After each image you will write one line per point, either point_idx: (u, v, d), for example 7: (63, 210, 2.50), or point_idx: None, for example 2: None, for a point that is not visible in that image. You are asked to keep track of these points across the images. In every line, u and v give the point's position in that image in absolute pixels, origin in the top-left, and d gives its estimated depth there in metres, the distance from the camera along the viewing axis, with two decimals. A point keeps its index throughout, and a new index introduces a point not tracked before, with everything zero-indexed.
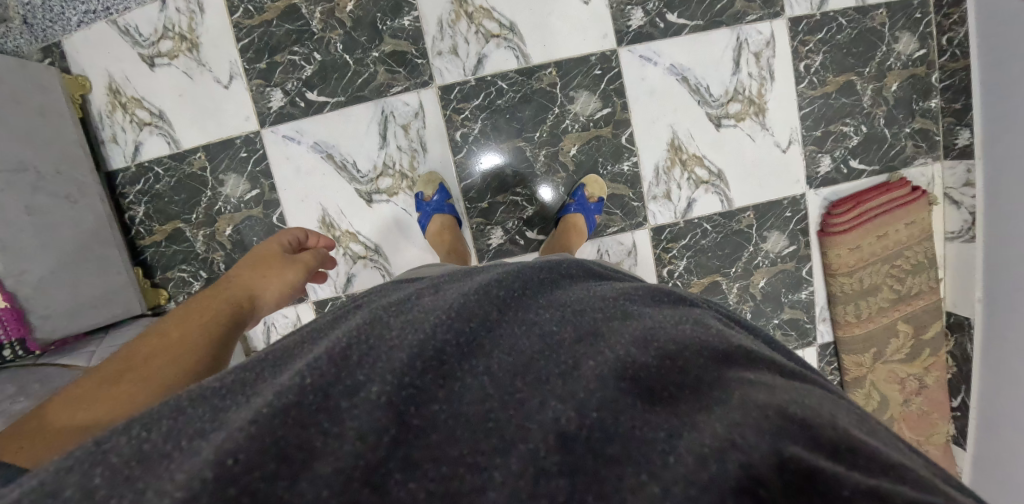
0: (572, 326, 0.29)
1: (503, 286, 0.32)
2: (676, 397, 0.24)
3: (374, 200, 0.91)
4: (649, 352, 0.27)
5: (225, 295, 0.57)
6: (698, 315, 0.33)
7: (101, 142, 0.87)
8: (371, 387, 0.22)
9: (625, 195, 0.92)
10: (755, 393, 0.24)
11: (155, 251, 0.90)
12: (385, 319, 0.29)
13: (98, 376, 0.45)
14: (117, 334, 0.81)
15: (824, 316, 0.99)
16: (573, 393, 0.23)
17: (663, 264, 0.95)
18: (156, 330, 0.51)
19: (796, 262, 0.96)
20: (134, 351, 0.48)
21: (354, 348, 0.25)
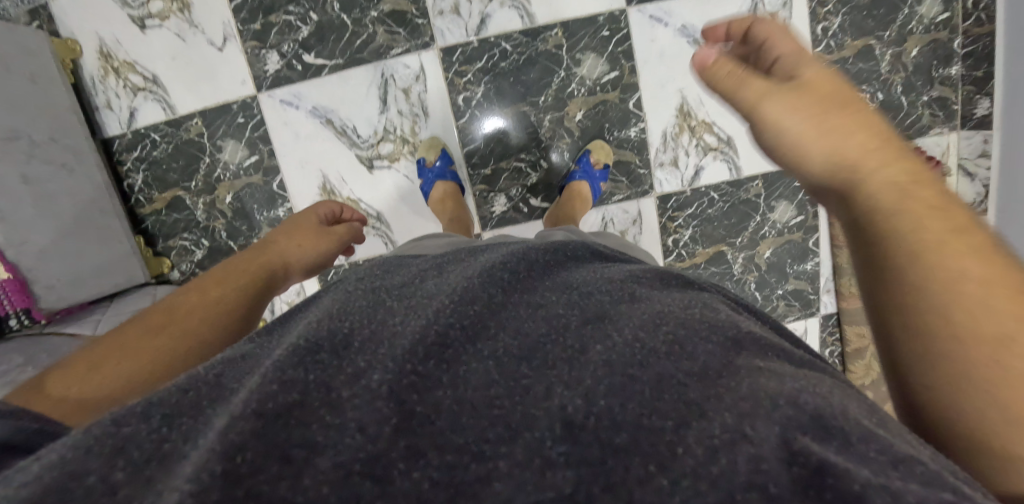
0: (579, 309, 0.29)
1: (507, 270, 0.31)
2: (686, 383, 0.23)
3: (375, 166, 0.89)
4: (657, 338, 0.26)
5: (259, 258, 0.55)
6: (706, 298, 0.32)
7: (95, 109, 0.85)
8: (373, 374, 0.22)
9: (631, 162, 0.91)
10: (767, 379, 0.23)
11: (156, 219, 0.90)
12: (387, 304, 0.28)
13: (131, 326, 0.42)
14: (122, 303, 0.82)
15: (830, 287, 0.96)
16: (579, 380, 0.23)
17: (668, 234, 0.94)
18: (188, 288, 0.48)
19: (802, 233, 0.93)
20: (168, 306, 0.45)
21: (355, 337, 0.25)
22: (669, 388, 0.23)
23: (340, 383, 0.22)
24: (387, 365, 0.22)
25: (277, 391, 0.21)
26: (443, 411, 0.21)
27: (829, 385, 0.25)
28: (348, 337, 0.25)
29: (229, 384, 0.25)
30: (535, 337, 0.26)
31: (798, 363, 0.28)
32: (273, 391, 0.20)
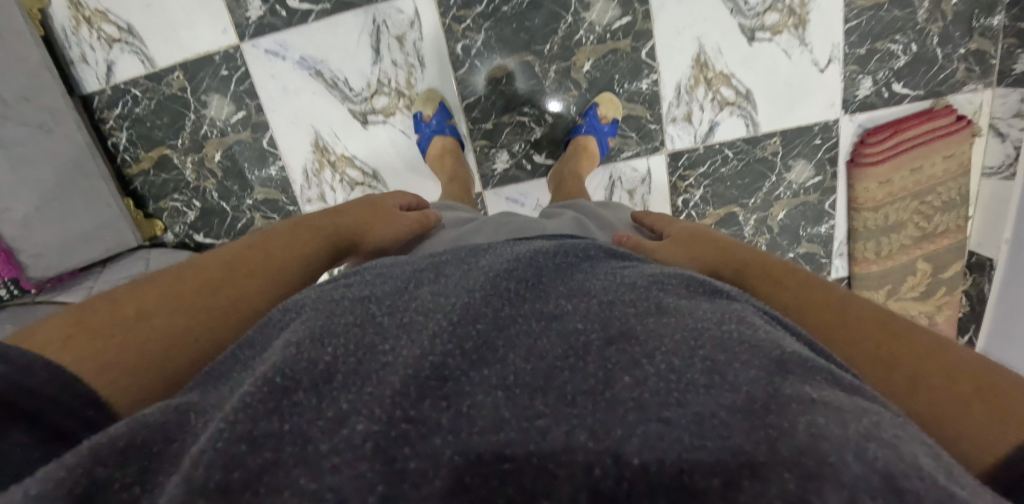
0: (598, 325, 0.26)
1: (514, 280, 0.29)
2: (727, 424, 0.20)
3: (370, 122, 0.83)
4: (692, 367, 0.23)
5: (328, 229, 0.50)
6: (738, 310, 0.29)
7: (70, 63, 0.79)
8: (359, 424, 0.18)
9: (642, 117, 0.84)
10: (825, 420, 0.20)
11: (144, 180, 0.86)
12: (379, 319, 0.25)
13: (185, 277, 0.38)
14: (116, 270, 0.79)
15: (841, 252, 0.93)
16: (602, 428, 0.19)
17: (678, 194, 0.88)
18: (251, 245, 0.44)
19: (818, 194, 0.88)
20: (227, 263, 0.41)
21: (340, 367, 0.22)
22: (710, 433, 0.19)
23: (320, 434, 0.18)
24: (375, 411, 0.19)
25: (244, 449, 0.17)
26: (442, 467, 0.17)
27: (891, 426, 0.21)
28: (331, 367, 0.21)
29: (198, 418, 0.22)
30: (551, 361, 0.23)
31: (850, 389, 0.24)
32: (239, 451, 0.17)
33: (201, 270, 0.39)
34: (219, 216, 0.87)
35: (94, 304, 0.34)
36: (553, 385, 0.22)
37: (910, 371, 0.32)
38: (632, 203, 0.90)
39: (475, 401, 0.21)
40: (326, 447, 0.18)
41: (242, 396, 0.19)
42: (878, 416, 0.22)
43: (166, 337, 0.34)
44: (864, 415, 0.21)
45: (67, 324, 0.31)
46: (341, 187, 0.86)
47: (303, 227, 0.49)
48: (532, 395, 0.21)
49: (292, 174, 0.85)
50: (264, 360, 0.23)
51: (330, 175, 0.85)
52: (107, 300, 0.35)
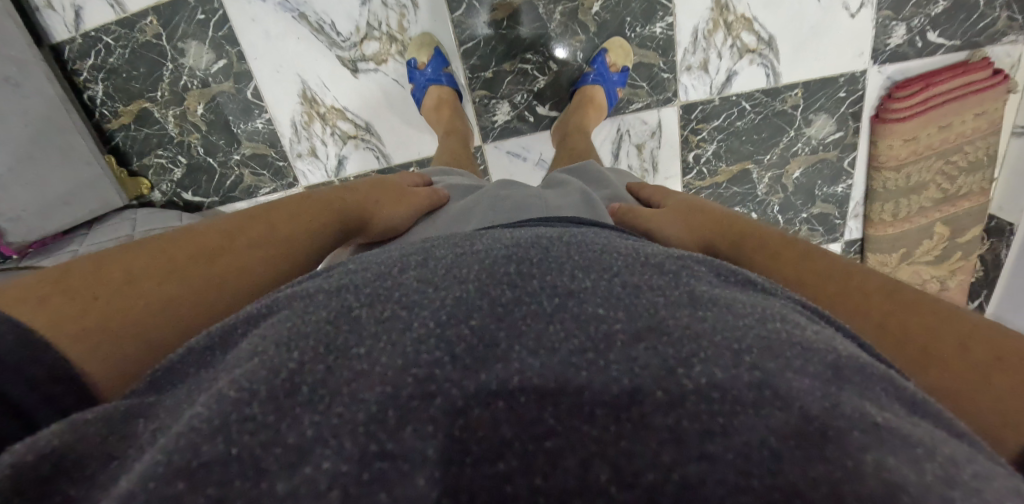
0: (622, 312, 0.22)
1: (516, 263, 0.26)
2: (780, 454, 0.17)
3: (360, 70, 0.76)
4: (739, 379, 0.19)
5: (344, 198, 0.46)
6: (776, 306, 0.26)
7: (34, 8, 0.70)
8: (325, 460, 0.15)
9: (653, 65, 0.76)
10: (894, 459, 0.17)
11: (126, 136, 0.78)
12: (355, 314, 0.22)
13: (184, 239, 0.34)
14: (100, 234, 0.74)
15: (857, 213, 0.87)
16: (626, 466, 0.16)
17: (690, 149, 0.82)
18: (257, 212, 0.40)
19: (838, 151, 0.81)
20: (229, 230, 0.37)
21: (306, 379, 0.18)
22: (758, 468, 0.16)
23: (277, 468, 0.15)
24: (345, 444, 0.16)
25: (183, 488, 0.14)
26: None
27: (971, 460, 0.18)
28: (296, 379, 0.18)
29: (147, 427, 0.18)
30: (564, 356, 0.20)
31: (911, 409, 0.21)
32: (176, 492, 0.14)
33: (200, 233, 0.35)
34: (207, 173, 0.81)
35: (80, 261, 0.30)
36: (567, 390, 0.18)
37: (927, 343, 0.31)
38: (640, 158, 0.83)
39: (471, 420, 0.17)
40: (284, 487, 0.15)
41: (184, 425, 0.16)
42: (944, 441, 0.19)
43: (156, 304, 0.30)
44: (931, 444, 0.18)
45: (43, 284, 0.27)
46: (333, 140, 0.80)
47: (317, 195, 0.45)
48: (542, 403, 0.18)
49: (281, 127, 0.79)
50: (226, 366, 0.20)
51: (320, 128, 0.79)
52: (96, 258, 0.31)
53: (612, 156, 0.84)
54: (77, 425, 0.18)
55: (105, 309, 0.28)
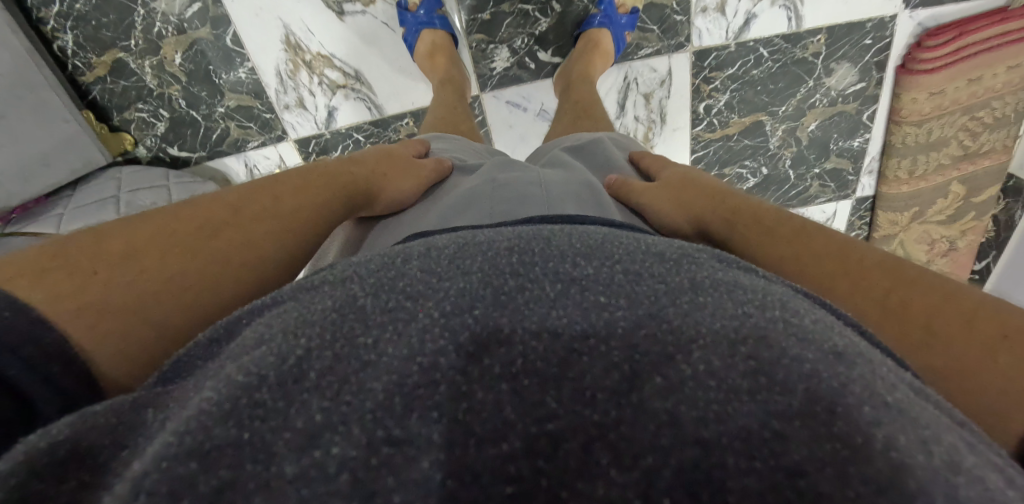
0: (624, 299, 0.22)
1: (516, 252, 0.25)
2: (783, 436, 0.17)
3: (346, 12, 0.73)
4: (735, 368, 0.19)
5: (352, 171, 0.45)
6: (777, 291, 0.26)
7: None
8: (334, 445, 0.15)
9: (666, 6, 0.72)
10: (901, 443, 0.17)
11: (103, 89, 0.73)
12: (359, 303, 0.22)
13: (186, 213, 0.34)
14: (84, 194, 0.71)
15: (871, 169, 0.86)
16: (628, 451, 0.16)
17: (701, 98, 0.78)
18: (262, 186, 0.39)
19: (858, 103, 0.79)
20: (232, 204, 0.36)
21: (310, 367, 0.18)
22: (760, 450, 0.17)
23: (286, 450, 0.15)
24: (353, 430, 0.16)
25: (195, 468, 0.14)
26: (435, 494, 0.15)
27: (968, 450, 0.19)
28: (301, 365, 0.18)
29: (155, 416, 0.18)
30: (566, 341, 0.20)
31: (910, 394, 0.21)
32: (189, 472, 0.14)
33: (204, 206, 0.35)
34: (191, 126, 0.78)
35: (81, 234, 0.30)
36: (569, 375, 0.18)
37: (932, 327, 0.31)
38: (648, 109, 0.80)
39: (476, 403, 0.17)
40: (292, 469, 0.15)
41: (192, 412, 0.16)
42: (936, 425, 0.19)
43: (154, 279, 0.29)
44: (925, 428, 0.19)
45: (44, 259, 0.27)
46: (320, 90, 0.78)
47: (325, 167, 0.44)
48: (546, 386, 0.18)
49: (265, 77, 0.75)
50: (232, 354, 0.20)
51: (306, 77, 0.76)
52: (97, 230, 0.31)
53: (618, 106, 0.81)
54: (91, 418, 0.18)
55: (103, 284, 0.28)
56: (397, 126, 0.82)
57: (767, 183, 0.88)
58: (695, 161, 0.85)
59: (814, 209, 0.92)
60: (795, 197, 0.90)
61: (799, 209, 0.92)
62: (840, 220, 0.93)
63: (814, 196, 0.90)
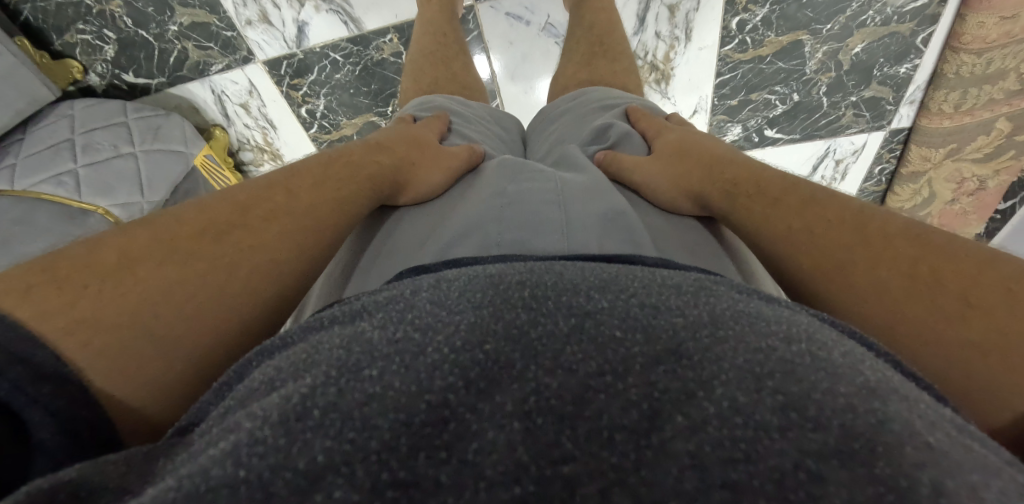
0: (641, 334, 0.22)
1: (529, 285, 0.25)
2: (820, 477, 0.16)
3: None
4: (762, 405, 0.18)
5: (364, 162, 0.46)
6: (804, 323, 0.26)
7: None
8: (335, 489, 0.15)
9: None
10: (947, 490, 0.16)
11: (34, 8, 0.75)
12: (370, 340, 0.22)
13: (188, 216, 0.35)
14: (36, 135, 0.75)
15: (914, 99, 0.83)
16: (648, 495, 0.15)
17: (735, 12, 0.76)
18: (272, 183, 0.40)
19: (915, 23, 0.74)
20: (237, 204, 0.37)
21: (317, 406, 0.18)
22: (796, 492, 0.15)
23: (287, 495, 0.15)
24: (358, 473, 0.15)
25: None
26: None
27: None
28: (309, 406, 0.18)
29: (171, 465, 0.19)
30: (582, 377, 0.19)
31: (951, 435, 0.20)
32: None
33: (202, 210, 0.35)
34: (143, 48, 0.81)
35: (81, 246, 0.31)
36: (585, 413, 0.18)
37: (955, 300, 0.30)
38: (671, 23, 0.79)
39: (486, 443, 0.16)
40: None
41: (206, 463, 0.16)
42: (981, 466, 0.18)
43: (152, 286, 0.30)
44: (972, 472, 0.17)
45: (40, 276, 0.29)
46: (286, 3, 0.77)
47: (336, 161, 0.45)
48: (560, 425, 0.17)
49: None
50: (247, 402, 0.21)
51: None
52: (97, 241, 0.32)
53: (639, 20, 0.80)
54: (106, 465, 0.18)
55: (100, 296, 0.29)
56: (378, 43, 0.81)
57: (795, 111, 0.86)
58: (720, 85, 0.84)
59: (843, 140, 0.90)
60: (824, 126, 0.88)
61: (827, 140, 0.90)
62: (869, 153, 0.91)
63: (845, 125, 0.88)
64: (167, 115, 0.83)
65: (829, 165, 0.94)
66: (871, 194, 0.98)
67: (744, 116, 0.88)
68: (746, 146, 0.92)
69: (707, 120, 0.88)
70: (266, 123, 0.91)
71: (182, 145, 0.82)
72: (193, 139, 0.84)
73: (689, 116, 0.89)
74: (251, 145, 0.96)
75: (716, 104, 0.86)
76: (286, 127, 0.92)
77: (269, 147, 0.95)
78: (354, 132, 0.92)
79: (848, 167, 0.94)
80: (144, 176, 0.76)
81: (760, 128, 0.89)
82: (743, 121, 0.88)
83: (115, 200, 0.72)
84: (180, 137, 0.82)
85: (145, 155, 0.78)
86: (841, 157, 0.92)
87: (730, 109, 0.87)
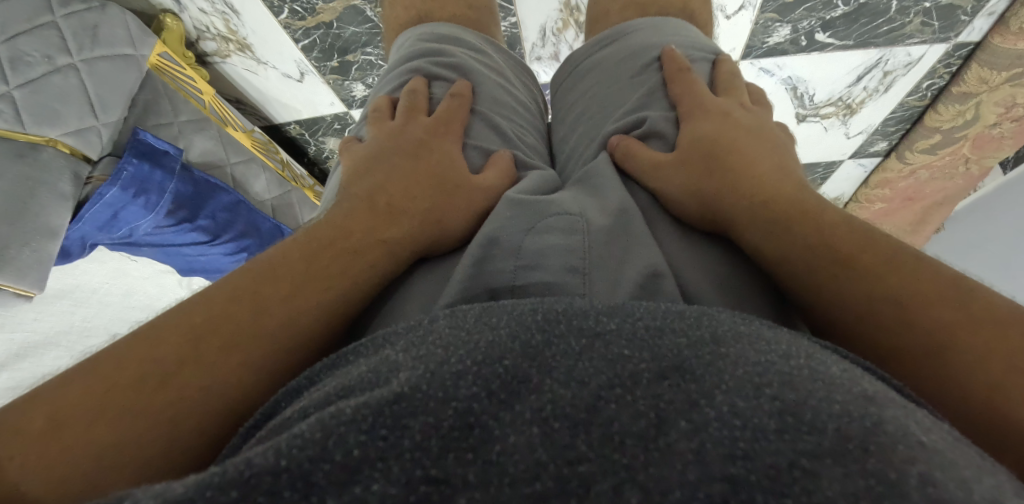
0: (647, 352, 0.23)
1: (538, 312, 0.26)
2: (814, 473, 0.17)
3: None
4: (761, 409, 0.19)
5: (370, 238, 0.43)
6: (803, 344, 0.26)
7: None
8: (373, 483, 0.17)
9: None
10: (943, 480, 0.17)
11: None
12: (393, 364, 0.23)
13: (160, 342, 0.34)
14: None
15: (993, 10, 0.75)
16: (656, 489, 0.17)
17: None
18: (256, 280, 0.39)
19: None
20: (196, 328, 0.35)
21: (353, 408, 0.20)
22: (791, 487, 0.16)
23: (327, 483, 0.17)
24: (392, 468, 0.17)
25: (236, 496, 0.16)
26: None
27: (1020, 496, 0.18)
28: (342, 410, 0.20)
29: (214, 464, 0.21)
30: (594, 388, 0.21)
31: (947, 439, 0.20)
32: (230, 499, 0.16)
33: (166, 335, 0.35)
34: None
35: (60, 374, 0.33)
36: (598, 420, 0.19)
37: None
38: None
39: (507, 445, 0.18)
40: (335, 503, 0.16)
41: (250, 456, 0.18)
42: (975, 465, 0.19)
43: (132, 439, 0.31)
44: (966, 469, 0.18)
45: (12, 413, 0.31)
46: None
47: (335, 239, 0.42)
48: (575, 430, 0.19)
49: None
50: (280, 423, 0.22)
51: None
52: (64, 378, 0.33)
53: None
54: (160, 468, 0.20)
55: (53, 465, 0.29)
56: None
57: (858, 14, 0.78)
58: None
59: (899, 51, 0.83)
60: (884, 34, 0.81)
61: (882, 49, 0.83)
62: (922, 67, 0.86)
63: (906, 35, 0.81)
64: (102, 8, 0.73)
65: (875, 76, 0.89)
66: (910, 109, 0.94)
67: (798, 16, 0.78)
68: (790, 50, 0.84)
69: (753, 18, 0.79)
70: (225, 7, 0.81)
71: (131, 47, 0.75)
72: (140, 37, 0.77)
73: (731, 13, 0.79)
74: (212, 33, 0.86)
75: (766, 1, 0.76)
76: (249, 13, 0.81)
77: (234, 36, 0.86)
78: (333, 18, 0.80)
79: (895, 80, 0.89)
80: (92, 91, 0.71)
81: (811, 31, 0.81)
82: (793, 22, 0.79)
83: (65, 129, 0.68)
84: (126, 38, 0.75)
85: (87, 67, 0.71)
86: (892, 69, 0.87)
87: (782, 7, 0.77)
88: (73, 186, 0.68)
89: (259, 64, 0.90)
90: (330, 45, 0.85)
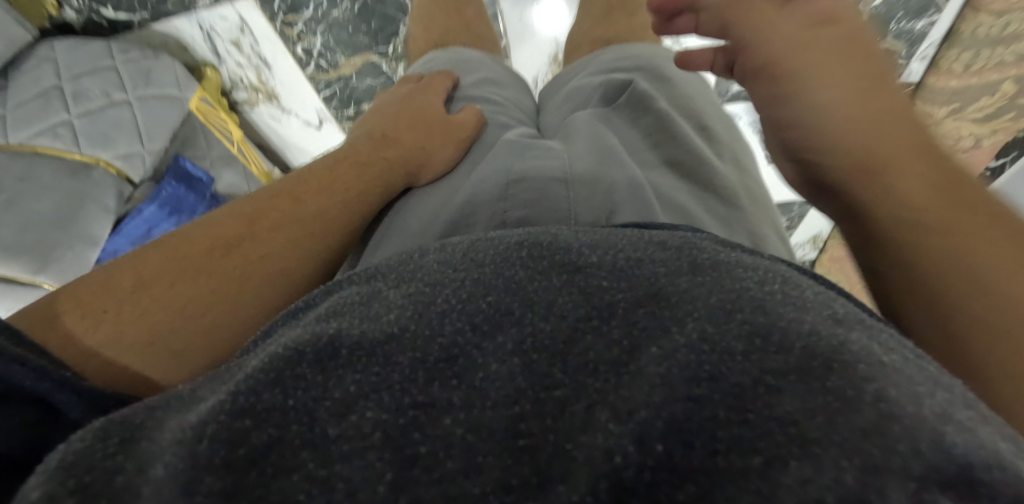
0: (626, 282, 0.24)
1: (525, 248, 0.27)
2: (778, 390, 0.18)
3: None
4: (729, 334, 0.20)
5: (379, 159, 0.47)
6: (779, 269, 0.27)
7: None
8: (368, 410, 0.18)
9: None
10: (897, 393, 0.18)
11: None
12: (384, 296, 0.25)
13: (209, 231, 0.37)
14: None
15: (925, 55, 0.80)
16: (624, 408, 0.18)
17: None
18: (289, 186, 0.42)
19: None
20: (239, 220, 0.39)
21: (344, 343, 0.21)
22: (753, 403, 0.17)
23: (326, 416, 0.18)
24: (384, 398, 0.19)
25: (249, 425, 0.18)
26: (454, 448, 0.17)
27: (968, 408, 0.19)
28: (335, 343, 0.21)
29: (207, 390, 0.22)
30: (572, 321, 0.22)
31: (906, 357, 0.21)
32: (244, 427, 0.17)
33: (214, 225, 0.38)
34: None
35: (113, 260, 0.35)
36: (574, 350, 0.20)
37: None
38: None
39: (490, 373, 0.20)
40: (334, 431, 0.17)
41: (251, 382, 0.19)
42: (929, 381, 0.20)
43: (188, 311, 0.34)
44: (920, 385, 0.19)
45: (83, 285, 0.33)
46: None
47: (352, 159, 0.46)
48: (552, 359, 0.20)
49: None
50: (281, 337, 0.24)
51: None
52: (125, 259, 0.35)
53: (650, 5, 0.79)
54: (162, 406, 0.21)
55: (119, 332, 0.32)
56: None
57: None
58: None
59: None
60: None
61: None
62: None
63: None
64: (156, 56, 0.77)
65: None
66: None
67: None
68: None
69: None
70: (260, 62, 0.83)
71: (176, 89, 0.78)
72: (185, 81, 0.79)
73: None
74: (244, 84, 0.87)
75: None
76: (281, 66, 0.84)
77: (263, 86, 0.87)
78: (353, 72, 0.85)
79: None
80: (142, 125, 0.73)
81: None
82: None
83: (116, 152, 0.69)
84: (172, 80, 0.78)
85: (140, 103, 0.73)
86: None
87: None
88: (117, 202, 0.68)
89: (284, 113, 0.91)
90: (349, 95, 0.88)
